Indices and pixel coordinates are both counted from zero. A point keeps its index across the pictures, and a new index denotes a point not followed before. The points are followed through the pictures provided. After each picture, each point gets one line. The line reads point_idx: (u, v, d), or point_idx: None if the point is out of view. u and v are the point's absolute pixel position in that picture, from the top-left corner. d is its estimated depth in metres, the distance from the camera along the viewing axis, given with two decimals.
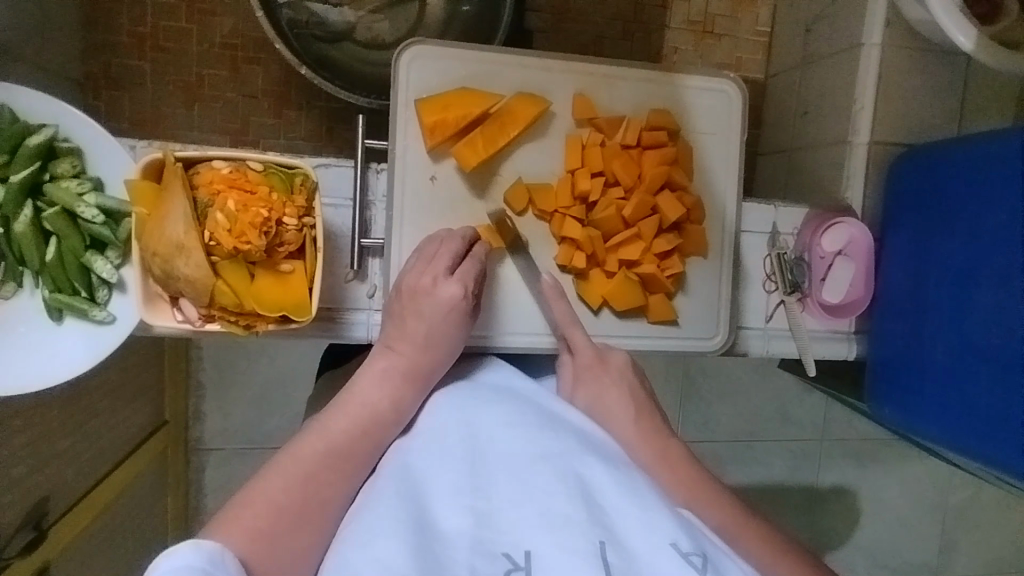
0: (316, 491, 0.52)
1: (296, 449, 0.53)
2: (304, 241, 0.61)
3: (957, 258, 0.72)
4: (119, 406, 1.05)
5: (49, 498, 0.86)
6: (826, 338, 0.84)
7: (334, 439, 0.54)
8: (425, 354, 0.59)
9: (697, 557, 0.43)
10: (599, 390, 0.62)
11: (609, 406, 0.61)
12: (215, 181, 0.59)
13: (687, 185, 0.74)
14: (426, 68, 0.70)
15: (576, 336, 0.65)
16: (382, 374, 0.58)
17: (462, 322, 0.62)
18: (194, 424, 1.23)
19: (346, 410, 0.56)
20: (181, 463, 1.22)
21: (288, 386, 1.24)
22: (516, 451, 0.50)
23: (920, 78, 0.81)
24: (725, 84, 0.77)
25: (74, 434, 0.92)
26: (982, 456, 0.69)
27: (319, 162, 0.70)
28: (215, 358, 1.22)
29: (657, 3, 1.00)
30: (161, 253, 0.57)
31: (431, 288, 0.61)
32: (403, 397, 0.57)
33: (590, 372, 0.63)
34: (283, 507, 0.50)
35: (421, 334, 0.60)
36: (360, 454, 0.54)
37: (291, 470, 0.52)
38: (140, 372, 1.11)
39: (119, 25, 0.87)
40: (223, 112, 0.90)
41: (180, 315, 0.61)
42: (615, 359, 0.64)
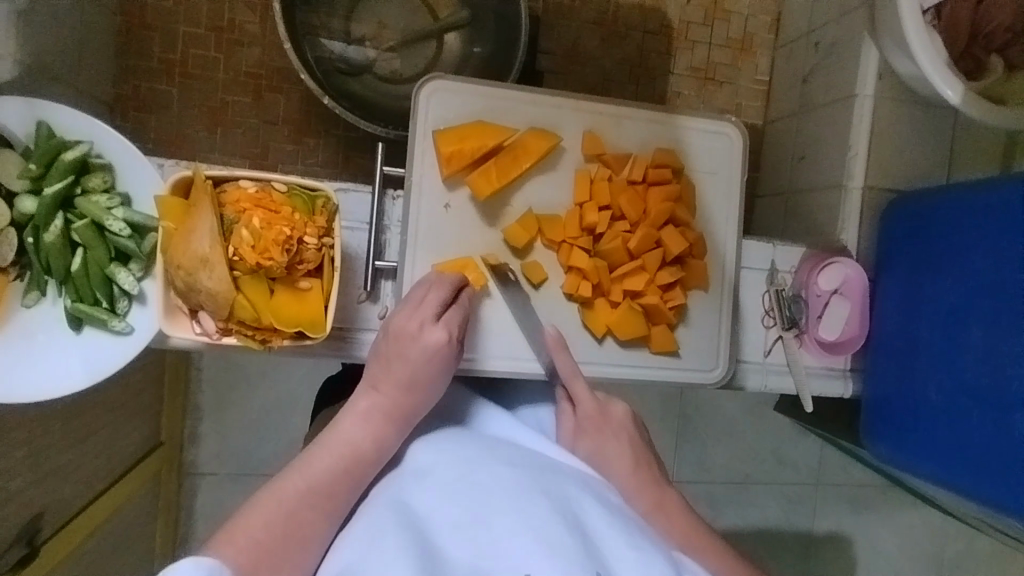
0: (298, 526, 0.52)
1: (281, 488, 0.53)
2: (323, 260, 0.63)
3: (949, 300, 0.74)
4: (117, 423, 1.05)
5: (44, 513, 0.86)
6: (822, 374, 0.86)
7: (317, 477, 0.54)
8: (410, 395, 0.59)
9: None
10: (602, 441, 0.63)
11: (612, 457, 0.63)
12: (242, 200, 0.61)
13: (689, 221, 0.77)
14: (444, 102, 0.73)
15: (578, 388, 0.65)
16: (365, 414, 0.58)
17: (448, 366, 0.62)
18: (188, 446, 1.23)
19: (329, 451, 0.56)
20: (174, 485, 1.22)
21: (288, 409, 1.25)
22: (511, 485, 0.52)
23: (912, 127, 0.86)
24: (727, 127, 0.80)
25: (73, 450, 0.92)
26: (974, 494, 0.71)
27: (340, 187, 0.73)
28: (215, 379, 1.23)
29: (663, 50, 1.05)
30: (186, 266, 0.59)
31: (416, 335, 0.61)
32: (386, 435, 0.58)
33: (591, 423, 0.65)
34: (267, 541, 0.51)
35: (404, 377, 0.59)
36: (342, 488, 0.55)
37: (272, 508, 0.52)
38: (140, 390, 1.12)
39: (149, 51, 0.91)
40: (245, 137, 0.93)
41: (198, 327, 0.63)
42: (616, 412, 0.66)
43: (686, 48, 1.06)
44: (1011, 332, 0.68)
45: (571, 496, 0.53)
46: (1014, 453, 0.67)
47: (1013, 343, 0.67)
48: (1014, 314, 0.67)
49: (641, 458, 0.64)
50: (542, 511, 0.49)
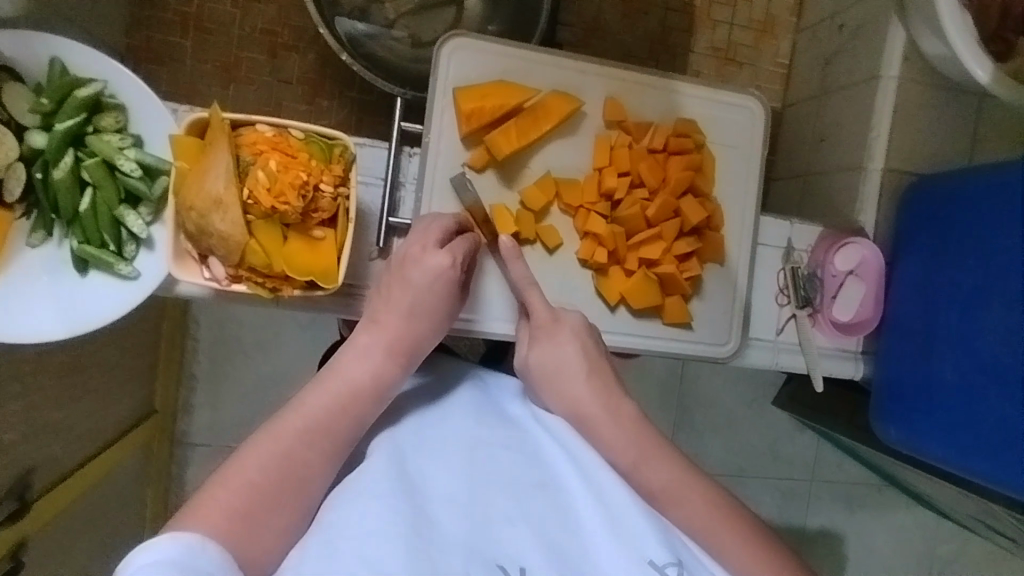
0: (295, 467, 0.50)
1: (275, 429, 0.51)
2: (338, 210, 0.62)
3: (968, 280, 0.73)
4: (112, 385, 1.04)
5: (36, 470, 0.84)
6: (834, 356, 0.85)
7: (313, 414, 0.52)
8: (415, 324, 0.59)
9: (670, 568, 0.46)
10: (553, 345, 0.60)
11: (563, 362, 0.58)
12: (259, 142, 0.60)
13: (707, 193, 0.76)
14: (466, 59, 0.72)
15: (531, 296, 0.63)
16: (365, 349, 0.56)
17: (449, 293, 0.62)
18: (182, 416, 1.22)
19: (327, 388, 0.54)
20: (166, 454, 1.20)
21: (285, 383, 1.23)
22: (515, 475, 0.50)
23: (936, 112, 0.84)
24: (749, 101, 0.79)
25: (67, 408, 0.90)
26: (986, 475, 0.70)
27: (357, 141, 0.71)
28: (212, 349, 1.22)
29: (683, 27, 1.04)
30: (199, 206, 0.57)
31: (419, 258, 0.61)
32: (386, 371, 0.56)
33: (543, 332, 0.61)
34: (261, 484, 0.49)
35: (408, 303, 0.59)
36: (342, 431, 0.53)
37: (270, 449, 0.50)
38: (138, 353, 1.10)
39: (164, 2, 0.89)
40: (257, 96, 0.92)
41: (207, 272, 0.62)
42: (570, 319, 0.61)
43: (707, 27, 1.04)
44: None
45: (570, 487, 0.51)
46: None
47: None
48: None
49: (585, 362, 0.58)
50: (542, 509, 0.48)
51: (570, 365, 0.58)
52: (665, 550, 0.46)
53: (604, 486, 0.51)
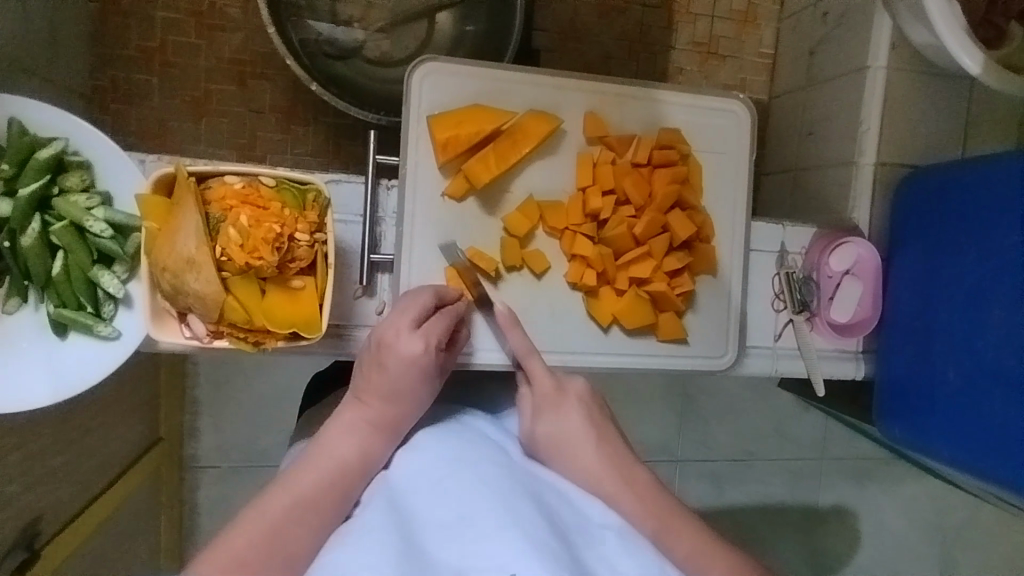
0: (281, 540, 0.48)
1: (266, 504, 0.49)
2: (316, 257, 0.61)
3: (967, 280, 0.72)
4: (110, 423, 1.03)
5: (42, 517, 0.84)
6: (833, 357, 0.83)
7: (302, 489, 0.50)
8: (394, 406, 0.56)
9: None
10: (563, 418, 0.56)
11: (571, 437, 0.55)
12: (228, 197, 0.58)
13: (696, 204, 0.74)
14: (438, 85, 0.70)
15: (532, 363, 0.59)
16: (350, 427, 0.55)
17: (428, 377, 0.59)
18: (188, 441, 1.21)
19: (315, 465, 0.52)
20: (175, 482, 1.20)
21: (286, 402, 1.23)
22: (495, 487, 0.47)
23: (926, 101, 0.82)
24: (734, 104, 0.77)
25: (66, 452, 0.90)
26: (994, 478, 0.69)
27: (329, 178, 0.69)
28: (209, 375, 1.21)
29: (662, 24, 1.00)
30: (171, 267, 0.56)
31: (393, 340, 0.58)
32: (373, 446, 0.54)
33: (548, 402, 0.57)
34: (247, 562, 0.46)
35: (387, 386, 0.56)
36: (331, 499, 0.50)
37: (256, 525, 0.48)
38: (134, 389, 1.09)
39: (126, 38, 0.86)
40: (230, 127, 0.89)
41: (188, 331, 0.61)
42: (574, 387, 0.59)
43: (687, 22, 1.01)
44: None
45: (568, 516, 0.47)
46: None
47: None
48: None
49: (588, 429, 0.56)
50: (530, 513, 0.44)
51: (571, 432, 0.55)
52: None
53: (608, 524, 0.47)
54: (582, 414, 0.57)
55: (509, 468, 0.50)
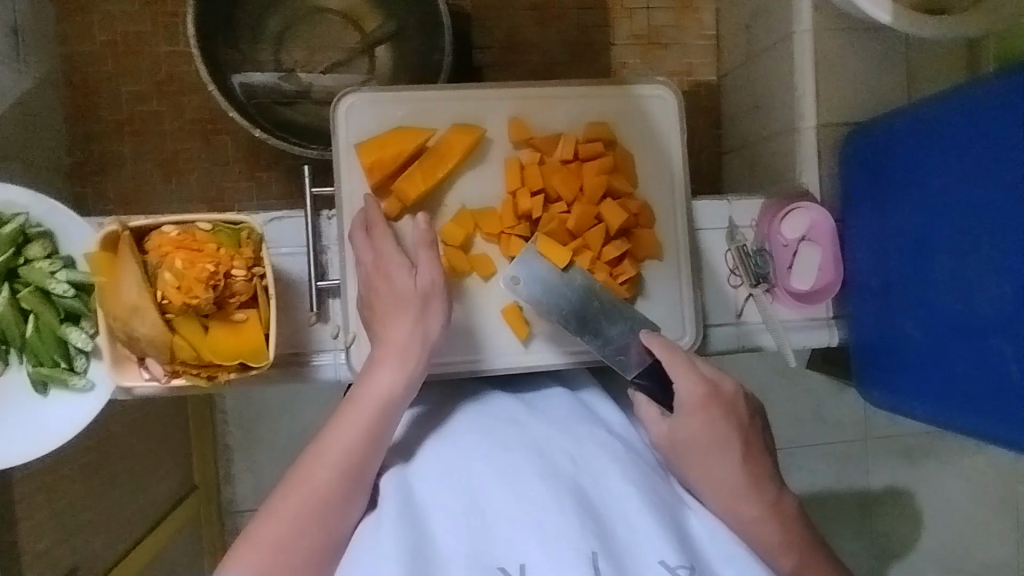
0: (329, 495, 0.57)
1: (306, 474, 0.57)
2: (255, 290, 0.64)
3: (912, 227, 0.69)
4: (143, 473, 1.08)
5: (77, 570, 0.89)
6: (802, 327, 0.81)
7: (344, 444, 0.58)
8: (402, 333, 0.63)
9: (683, 570, 0.52)
10: (710, 425, 0.62)
11: (711, 439, 0.62)
12: (164, 244, 0.62)
13: (629, 192, 0.75)
14: (362, 114, 0.73)
15: (688, 375, 0.63)
16: (373, 369, 0.62)
17: (428, 304, 0.64)
18: (225, 485, 1.27)
19: (350, 415, 0.59)
20: (216, 525, 1.25)
21: (312, 438, 1.27)
22: (506, 472, 0.56)
23: (861, 55, 0.80)
24: (659, 89, 0.77)
25: (93, 507, 0.95)
26: (964, 428, 0.65)
27: (264, 217, 0.73)
28: (238, 417, 1.27)
29: (601, 23, 1.02)
30: (121, 316, 0.61)
31: (386, 274, 0.65)
32: (393, 378, 0.61)
33: (699, 405, 0.63)
34: (299, 523, 0.55)
35: (392, 314, 0.64)
36: (364, 451, 0.58)
37: (303, 490, 0.57)
38: (163, 441, 1.15)
39: (97, 114, 0.93)
40: (199, 182, 0.95)
41: (147, 373, 0.65)
42: (727, 389, 0.64)
43: (624, 17, 1.02)
44: (971, 251, 0.62)
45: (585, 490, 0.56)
46: (991, 382, 0.61)
47: (978, 264, 0.62)
48: (976, 235, 0.62)
49: (736, 443, 0.63)
50: (543, 496, 0.54)
51: (716, 439, 0.62)
52: (675, 553, 0.53)
53: (612, 480, 0.57)
54: (729, 423, 0.63)
55: (514, 442, 0.59)
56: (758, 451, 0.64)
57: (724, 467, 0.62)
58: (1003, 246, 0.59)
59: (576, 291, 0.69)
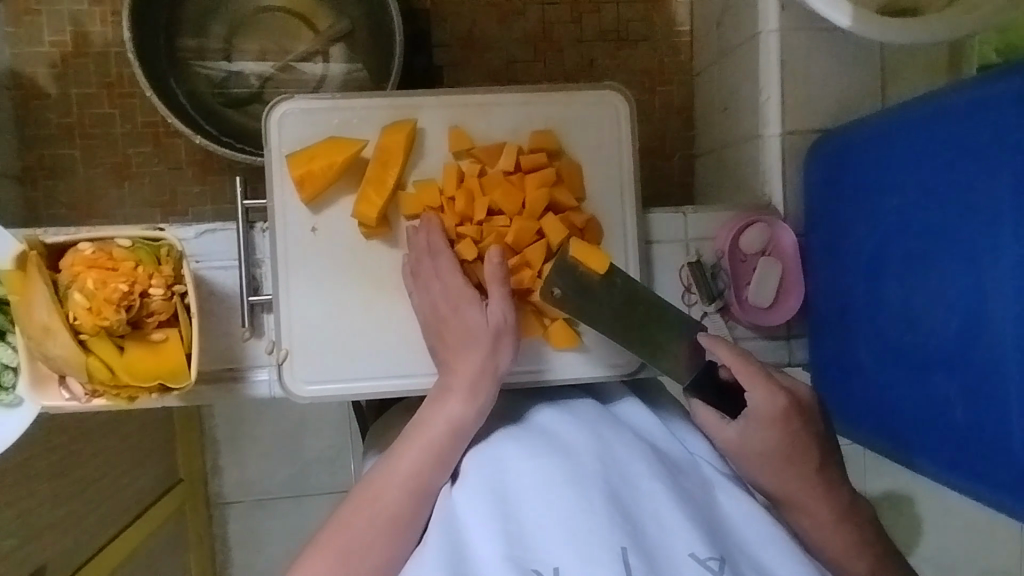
0: (394, 513, 0.56)
1: (376, 480, 0.58)
2: (175, 309, 0.62)
3: (864, 250, 0.65)
4: (123, 468, 0.99)
5: (49, 567, 0.81)
6: (758, 346, 0.78)
7: (405, 466, 0.58)
8: (472, 360, 0.62)
9: (713, 561, 0.51)
10: (790, 437, 0.60)
11: (782, 450, 0.60)
12: (77, 263, 0.60)
13: (574, 205, 0.72)
14: (295, 123, 0.70)
15: (766, 389, 0.60)
16: (440, 398, 0.61)
17: (500, 334, 0.63)
18: (212, 478, 1.16)
19: (413, 441, 0.59)
20: (203, 518, 1.15)
21: (299, 435, 1.17)
22: (540, 479, 0.55)
23: (829, 58, 0.75)
24: (610, 96, 0.73)
25: (69, 503, 0.86)
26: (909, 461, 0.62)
27: (182, 234, 0.71)
28: (226, 413, 1.16)
29: (567, 20, 0.98)
30: (33, 336, 0.60)
31: (457, 308, 0.64)
32: (459, 408, 0.60)
33: (773, 418, 0.60)
34: (364, 540, 0.55)
35: (462, 345, 0.63)
36: (428, 468, 0.58)
37: (365, 507, 0.56)
38: (144, 435, 1.06)
39: (47, 118, 0.92)
40: (152, 186, 0.93)
41: (67, 393, 0.65)
42: (801, 394, 0.62)
43: (591, 12, 0.98)
44: (920, 280, 0.58)
45: (629, 497, 0.54)
46: (930, 416, 0.58)
47: (925, 293, 0.58)
48: (927, 263, 0.58)
49: (815, 453, 0.61)
50: (575, 500, 0.53)
51: (795, 448, 0.60)
52: (705, 545, 0.52)
53: (655, 488, 0.55)
54: (809, 435, 0.61)
55: (550, 449, 0.58)
56: (832, 458, 0.62)
57: (795, 475, 0.61)
58: (949, 274, 0.55)
59: (616, 293, 0.66)
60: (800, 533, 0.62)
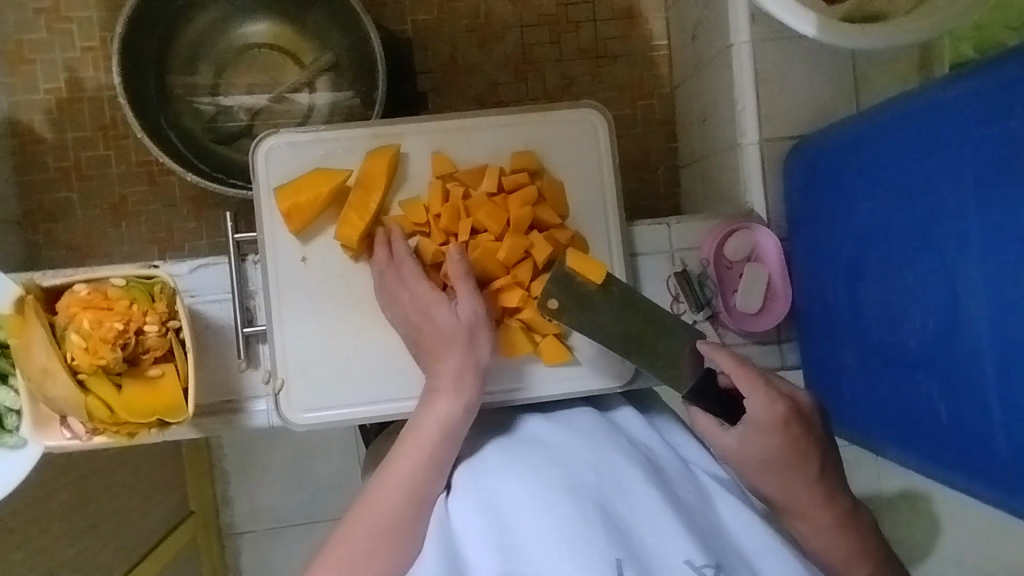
0: (396, 521, 0.56)
1: (375, 489, 0.58)
2: (170, 344, 0.63)
3: (843, 256, 0.66)
4: (135, 503, 1.00)
5: None
6: (749, 351, 0.79)
7: (403, 473, 0.58)
8: (451, 358, 0.63)
9: (709, 568, 0.51)
10: (789, 442, 0.59)
11: (781, 457, 0.59)
12: (73, 305, 0.62)
13: (557, 223, 0.73)
14: (281, 158, 0.72)
15: (765, 394, 0.59)
16: (429, 400, 0.62)
17: (475, 331, 0.64)
18: (223, 507, 1.17)
19: (408, 446, 0.60)
20: (215, 549, 1.15)
21: (305, 461, 1.18)
22: (533, 490, 0.56)
23: (802, 65, 0.77)
24: (588, 113, 0.75)
25: (83, 539, 0.87)
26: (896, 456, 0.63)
27: (176, 270, 0.73)
28: (233, 443, 1.17)
29: (546, 41, 1.00)
30: (34, 378, 0.62)
31: (427, 310, 0.65)
32: (449, 409, 0.61)
33: (772, 423, 0.59)
34: (366, 549, 0.55)
35: (439, 345, 0.64)
36: (424, 473, 0.59)
37: (365, 517, 0.56)
38: (154, 469, 1.07)
39: (45, 164, 0.94)
40: (149, 223, 0.95)
41: (68, 431, 0.67)
42: (801, 399, 0.62)
43: (569, 32, 1.00)
44: (895, 283, 0.59)
45: (620, 505, 0.55)
46: (915, 415, 0.59)
47: (901, 296, 0.59)
48: (902, 268, 0.58)
49: (814, 457, 0.60)
50: (570, 508, 0.53)
51: (795, 455, 0.59)
52: (699, 551, 0.52)
53: (645, 493, 0.56)
54: (809, 440, 0.60)
55: (542, 462, 0.59)
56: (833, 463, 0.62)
57: (794, 483, 0.60)
58: (922, 273, 0.56)
59: (615, 303, 0.67)
60: (803, 538, 0.62)
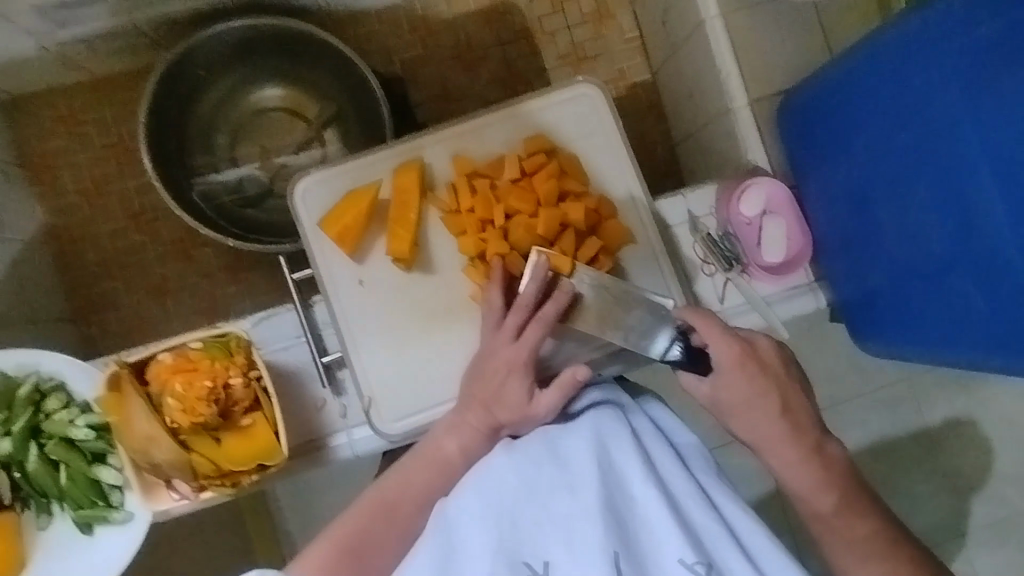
0: (393, 517, 0.61)
1: (374, 497, 0.62)
2: (255, 393, 0.68)
3: (852, 185, 0.71)
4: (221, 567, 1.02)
5: None
6: (786, 298, 0.83)
7: (407, 484, 0.63)
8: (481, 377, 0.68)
9: (701, 566, 0.49)
10: (751, 382, 0.64)
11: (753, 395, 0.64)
12: (162, 371, 0.66)
13: (584, 190, 0.77)
14: (317, 195, 0.78)
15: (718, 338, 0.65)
16: (455, 424, 0.67)
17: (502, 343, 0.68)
18: None
19: (421, 462, 0.65)
20: None
21: None
22: (545, 486, 0.54)
23: (773, 26, 0.83)
24: (583, 88, 0.80)
25: None
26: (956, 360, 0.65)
27: (245, 324, 0.78)
28: None
29: (526, 54, 1.06)
30: (139, 447, 0.66)
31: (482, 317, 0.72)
32: (471, 442, 0.66)
33: (734, 363, 0.64)
34: (353, 539, 0.59)
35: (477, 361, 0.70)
36: (435, 488, 0.64)
37: (360, 516, 0.61)
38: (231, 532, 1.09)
39: (86, 260, 0.99)
40: (193, 296, 1.00)
41: (176, 493, 0.70)
42: (763, 344, 0.66)
43: (547, 41, 1.06)
44: (910, 202, 0.64)
45: (620, 502, 0.53)
46: (957, 316, 0.62)
47: (918, 210, 0.63)
48: (911, 182, 0.63)
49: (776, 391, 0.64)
50: (571, 508, 0.52)
51: (761, 391, 0.64)
52: (693, 550, 0.50)
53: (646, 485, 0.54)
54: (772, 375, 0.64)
55: (550, 460, 0.56)
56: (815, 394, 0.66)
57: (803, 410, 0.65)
58: (930, 187, 0.61)
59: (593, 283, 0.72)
60: None
